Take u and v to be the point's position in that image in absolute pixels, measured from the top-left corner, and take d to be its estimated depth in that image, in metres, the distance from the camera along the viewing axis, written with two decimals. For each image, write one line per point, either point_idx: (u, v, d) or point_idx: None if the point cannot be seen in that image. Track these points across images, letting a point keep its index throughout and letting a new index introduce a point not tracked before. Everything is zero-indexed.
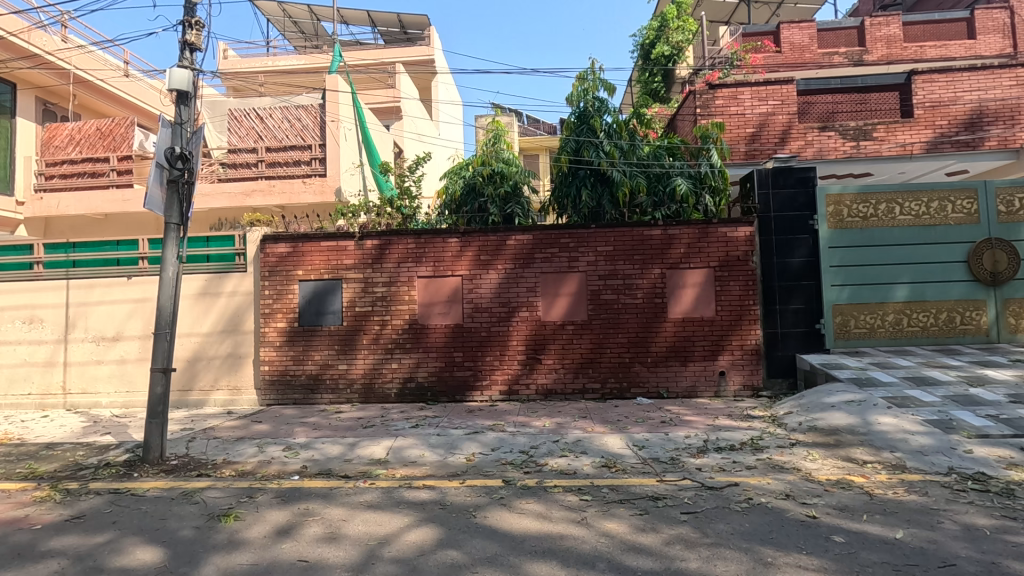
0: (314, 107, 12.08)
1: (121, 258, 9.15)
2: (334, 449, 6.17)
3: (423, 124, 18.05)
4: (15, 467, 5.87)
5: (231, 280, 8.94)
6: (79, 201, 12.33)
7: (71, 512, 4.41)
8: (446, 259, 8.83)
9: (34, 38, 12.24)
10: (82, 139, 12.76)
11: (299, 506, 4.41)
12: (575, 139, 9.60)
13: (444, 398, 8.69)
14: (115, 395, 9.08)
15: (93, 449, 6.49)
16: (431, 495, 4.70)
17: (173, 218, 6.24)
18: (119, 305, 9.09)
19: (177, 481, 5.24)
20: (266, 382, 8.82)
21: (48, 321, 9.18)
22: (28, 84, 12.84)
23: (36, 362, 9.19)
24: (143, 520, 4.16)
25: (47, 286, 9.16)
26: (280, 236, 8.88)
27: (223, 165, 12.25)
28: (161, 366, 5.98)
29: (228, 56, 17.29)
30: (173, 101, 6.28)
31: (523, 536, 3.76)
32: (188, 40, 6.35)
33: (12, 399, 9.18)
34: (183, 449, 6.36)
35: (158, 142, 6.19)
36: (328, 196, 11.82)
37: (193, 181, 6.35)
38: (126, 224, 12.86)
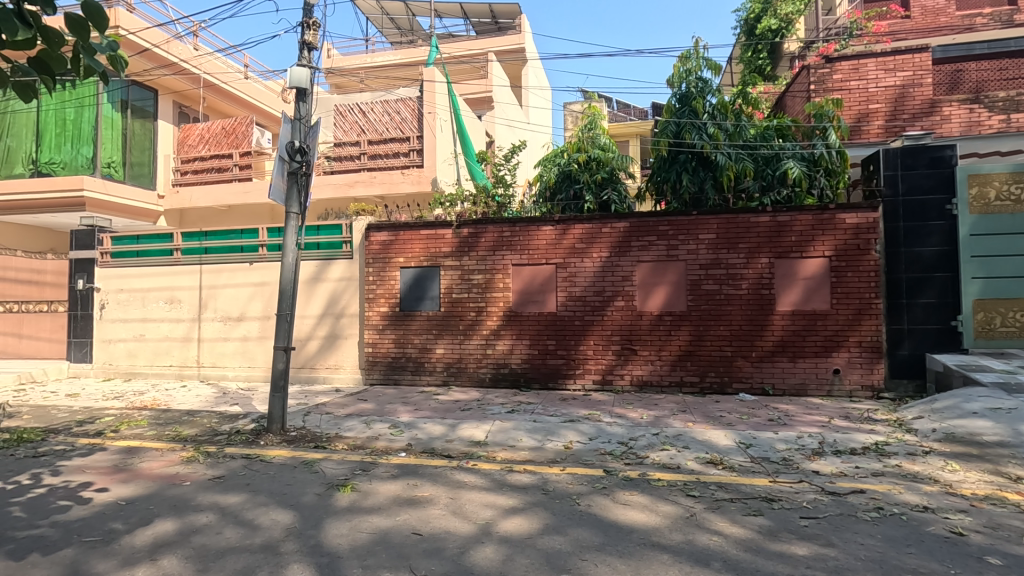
0: (412, 99, 12.57)
1: (244, 245, 10.04)
2: (435, 429, 6.41)
3: (514, 113, 18.13)
4: (164, 429, 6.65)
5: (339, 266, 9.53)
6: (207, 194, 13.70)
7: (214, 472, 4.93)
8: (541, 247, 8.84)
9: (173, 49, 13.50)
10: (210, 138, 14.07)
11: (408, 482, 4.63)
12: (676, 121, 9.17)
13: (537, 385, 8.75)
14: (239, 369, 10.00)
15: (224, 417, 7.20)
16: (533, 479, 4.76)
17: (294, 208, 6.71)
18: (243, 288, 10.00)
19: (298, 450, 5.69)
20: (370, 362, 9.32)
21: (185, 301, 10.28)
22: (168, 90, 14.25)
23: (175, 338, 10.33)
24: (273, 484, 4.56)
25: (184, 270, 10.26)
26: (383, 225, 9.33)
27: (329, 159, 13.03)
28: (283, 345, 6.47)
29: (332, 55, 18.27)
30: (293, 98, 6.72)
31: (631, 527, 3.70)
32: (307, 40, 6.76)
33: (157, 369, 10.38)
34: (301, 422, 6.89)
35: (280, 137, 6.66)
36: (425, 186, 12.21)
37: (310, 172, 6.80)
38: (246, 214, 14.16)
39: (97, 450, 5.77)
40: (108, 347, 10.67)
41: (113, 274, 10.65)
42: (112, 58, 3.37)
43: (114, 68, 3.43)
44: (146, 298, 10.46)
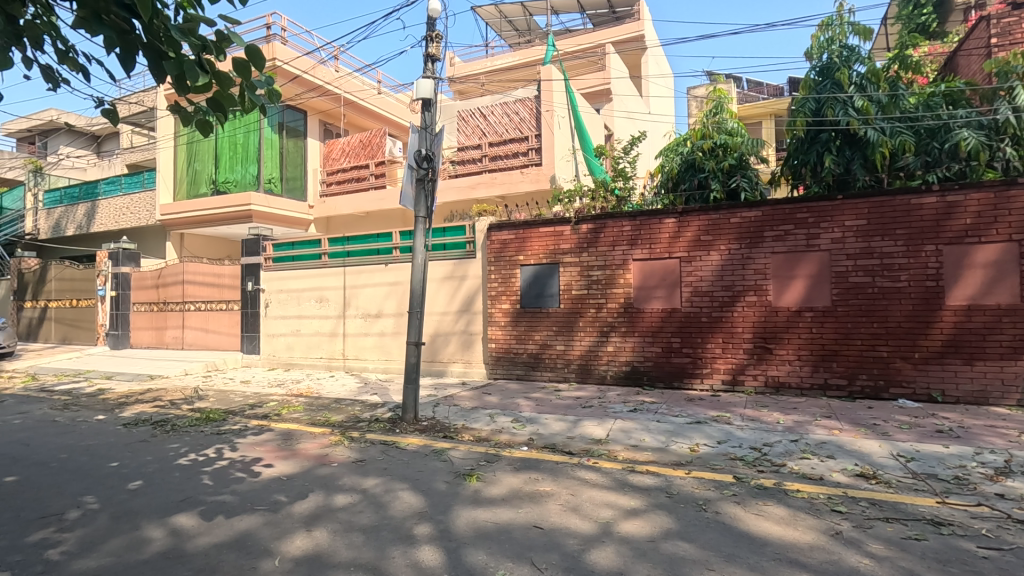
0: (530, 99, 12.77)
1: (380, 248, 10.92)
2: (557, 425, 6.48)
3: (634, 103, 17.64)
4: (318, 415, 7.48)
5: (464, 265, 9.98)
6: (349, 202, 15.09)
7: (357, 455, 5.44)
8: (663, 241, 8.53)
9: (319, 73, 15.14)
10: (350, 151, 15.44)
11: (530, 475, 4.74)
12: (815, 97, 8.26)
13: (660, 383, 8.46)
14: (378, 361, 10.92)
15: (366, 406, 7.90)
16: (657, 481, 4.62)
17: (422, 212, 7.15)
18: (379, 287, 10.89)
19: (429, 439, 6.08)
20: (494, 358, 9.67)
21: (332, 300, 11.43)
22: (315, 111, 15.93)
23: (324, 333, 11.54)
24: (407, 469, 4.93)
25: (330, 272, 11.42)
26: (504, 224, 9.61)
27: (453, 163, 13.72)
28: (414, 340, 6.94)
29: (455, 63, 19.15)
30: (420, 108, 7.15)
31: (765, 540, 3.45)
32: (430, 52, 7.16)
33: (310, 360, 11.68)
34: (431, 412, 7.35)
35: (409, 146, 7.13)
36: (544, 183, 12.33)
37: (436, 178, 7.21)
38: (381, 220, 15.28)
39: (265, 430, 6.65)
40: (271, 340, 12.22)
41: (274, 276, 12.16)
42: (269, 92, 3.85)
43: (269, 100, 3.91)
44: (301, 297, 11.80)
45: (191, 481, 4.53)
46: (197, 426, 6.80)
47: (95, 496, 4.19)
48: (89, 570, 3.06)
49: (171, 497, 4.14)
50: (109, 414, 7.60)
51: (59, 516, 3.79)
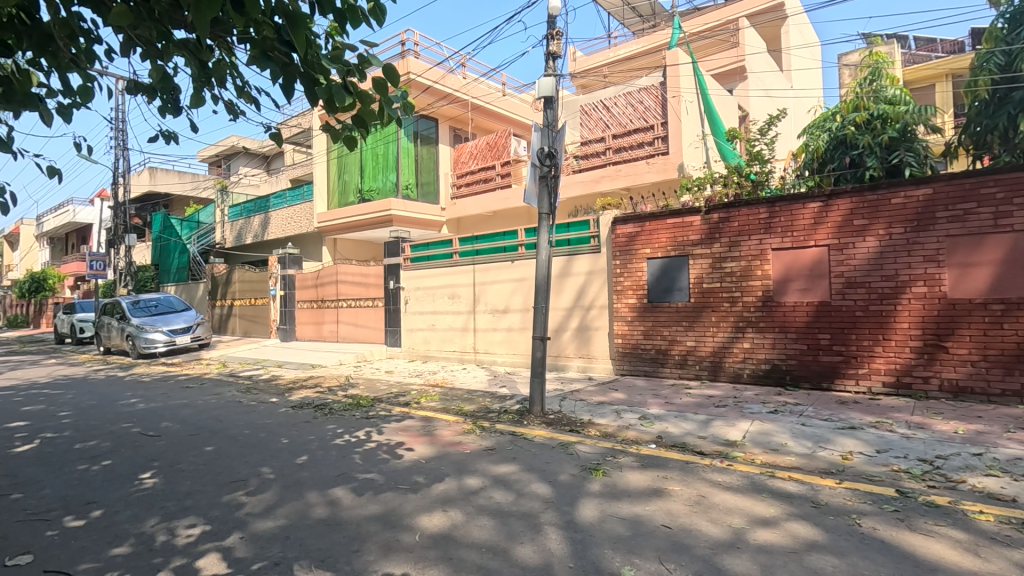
0: (655, 86, 12.34)
1: (506, 246, 11.29)
2: (687, 424, 6.22)
3: (773, 78, 16.23)
4: (452, 404, 7.95)
5: (589, 260, 9.95)
6: (477, 203, 15.80)
7: (488, 444, 5.71)
8: (806, 227, 7.77)
9: (449, 82, 15.91)
10: (478, 153, 16.07)
11: (658, 473, 4.62)
12: (1004, 49, 6.97)
13: (806, 384, 7.73)
14: (506, 355, 11.28)
15: (496, 398, 8.24)
16: (800, 488, 4.25)
17: (545, 208, 7.24)
18: (507, 284, 11.26)
19: (557, 432, 6.17)
20: (620, 353, 9.52)
21: (463, 296, 12.04)
22: (446, 118, 16.88)
23: (457, 327, 12.20)
24: (534, 460, 5.06)
25: (461, 270, 12.06)
26: (629, 217, 9.41)
27: (577, 158, 13.63)
28: (540, 334, 7.08)
29: (577, 57, 19.09)
30: (541, 107, 7.27)
31: (934, 565, 3.02)
32: (551, 50, 7.24)
33: (445, 353, 12.42)
34: (557, 406, 7.44)
35: (532, 145, 7.26)
36: (671, 173, 11.83)
37: (558, 174, 7.28)
38: (508, 218, 15.78)
39: (406, 416, 7.23)
40: (410, 334, 13.21)
41: (412, 275, 13.14)
42: (404, 105, 4.18)
43: (405, 112, 4.24)
44: (435, 294, 12.58)
45: (344, 460, 5.09)
46: (349, 410, 7.59)
47: (270, 467, 4.87)
48: (267, 529, 3.57)
49: (330, 472, 4.70)
50: (280, 398, 8.78)
51: (245, 482, 4.47)
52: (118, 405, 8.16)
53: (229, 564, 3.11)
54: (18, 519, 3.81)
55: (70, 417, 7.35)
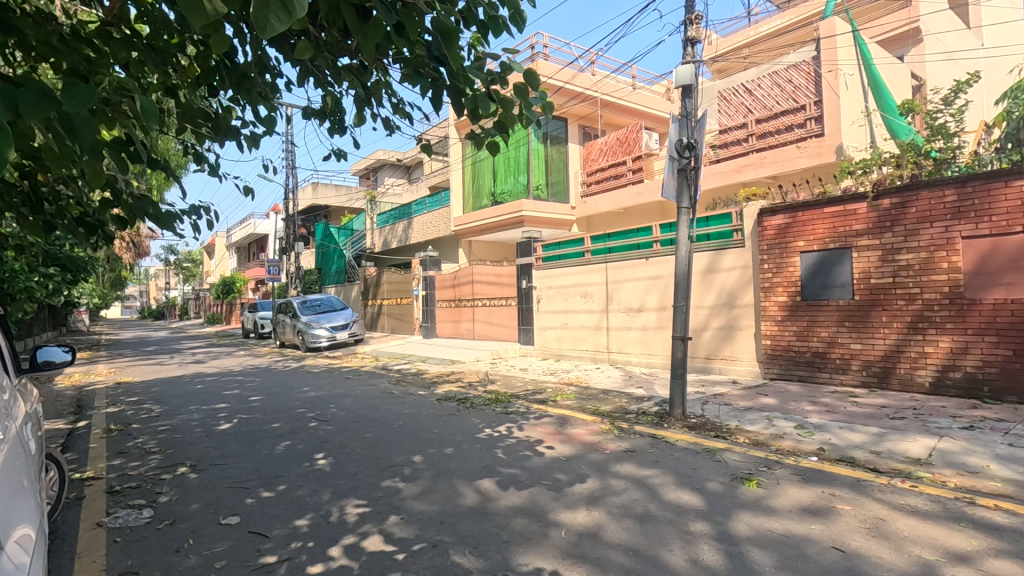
0: (807, 62, 11.20)
1: (640, 243, 11.00)
2: (855, 436, 5.55)
3: (957, 38, 13.86)
4: (588, 404, 7.93)
5: (730, 255, 9.34)
6: (607, 200, 15.58)
7: (628, 445, 5.59)
8: (1010, 209, 6.49)
9: (579, 81, 15.91)
10: (608, 150, 15.83)
11: (822, 489, 4.18)
12: None
13: (1013, 399, 6.47)
14: (641, 355, 10.97)
15: (633, 398, 8.05)
16: (1011, 521, 3.57)
17: (685, 202, 6.92)
18: (641, 282, 10.96)
19: (701, 438, 5.86)
20: (768, 355, 8.79)
21: (595, 295, 11.95)
22: (576, 117, 16.86)
23: (589, 326, 12.13)
24: (678, 465, 4.86)
25: (593, 269, 11.98)
26: (778, 208, 8.65)
27: (715, 148, 12.97)
28: (681, 334, 6.78)
29: (714, 40, 18.01)
30: (680, 97, 6.96)
31: None
32: (690, 36, 6.89)
33: (578, 352, 12.41)
34: (700, 410, 7.07)
35: (669, 137, 6.97)
36: (826, 156, 10.67)
37: (698, 166, 6.90)
38: (640, 213, 15.36)
39: (544, 414, 7.35)
40: (543, 333, 13.40)
41: (544, 275, 13.36)
42: (543, 107, 4.26)
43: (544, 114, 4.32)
44: (567, 293, 12.65)
45: (488, 453, 5.31)
46: (489, 405, 7.92)
47: (421, 455, 5.24)
48: (424, 513, 3.85)
49: (475, 464, 4.93)
50: (427, 391, 9.43)
51: (401, 468, 4.87)
52: (294, 392, 9.37)
53: (393, 543, 3.39)
54: (226, 486, 4.53)
55: (259, 401, 8.60)
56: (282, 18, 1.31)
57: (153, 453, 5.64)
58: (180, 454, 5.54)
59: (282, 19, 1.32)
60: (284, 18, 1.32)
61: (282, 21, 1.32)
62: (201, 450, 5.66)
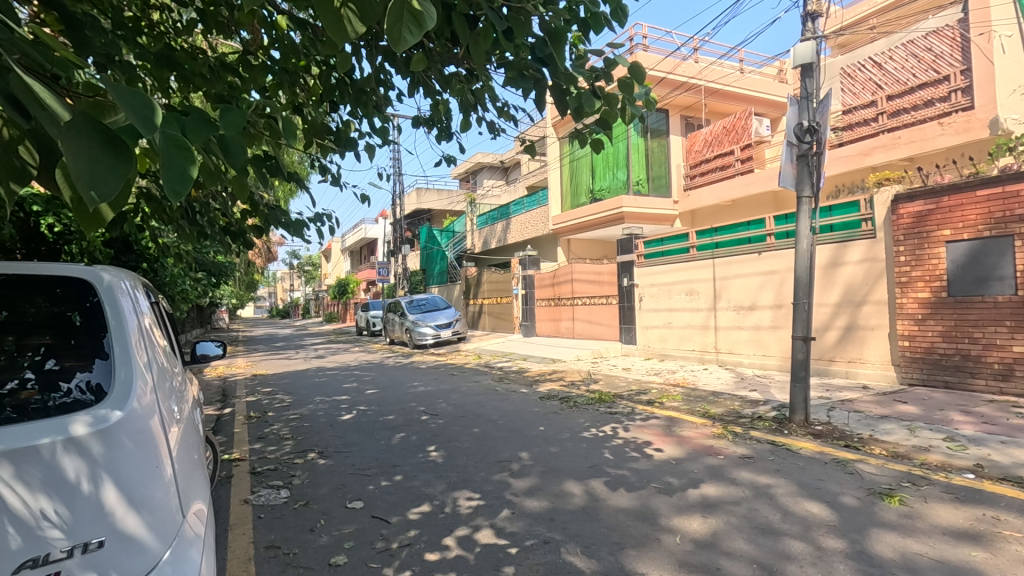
0: (950, 27, 9.94)
1: (752, 237, 10.36)
2: (1022, 452, 4.81)
3: None
4: (697, 406, 7.59)
5: (857, 247, 8.51)
6: (713, 192, 14.79)
7: (744, 451, 5.28)
8: None
9: (682, 70, 15.30)
10: (714, 140, 15.06)
11: (981, 511, 3.67)
12: None
13: None
14: (754, 356, 10.28)
15: (747, 402, 7.58)
16: None
17: (806, 191, 6.39)
18: (753, 278, 10.28)
19: (828, 447, 5.38)
20: (906, 359, 7.86)
21: (702, 292, 11.40)
22: (678, 107, 16.19)
23: (696, 325, 11.59)
24: (804, 475, 4.50)
25: (699, 265, 11.45)
26: (917, 193, 7.72)
27: (838, 131, 12.01)
28: (802, 334, 6.27)
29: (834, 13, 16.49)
30: (798, 77, 6.44)
31: None
32: (810, 10, 6.32)
33: (683, 352, 11.89)
34: (825, 416, 6.50)
35: (788, 121, 6.46)
36: (977, 132, 9.35)
37: (822, 151, 6.33)
38: (750, 205, 14.49)
39: (651, 415, 7.14)
40: (646, 332, 13.02)
41: (646, 272, 13.00)
42: (647, 101, 4.14)
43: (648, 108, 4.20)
44: (671, 290, 12.21)
45: (595, 453, 5.26)
46: (593, 405, 7.85)
47: (529, 452, 5.31)
48: (533, 509, 3.89)
49: (582, 463, 4.90)
50: (529, 389, 9.53)
51: (509, 463, 4.96)
52: (405, 387, 9.90)
53: (505, 537, 3.46)
54: (350, 473, 4.88)
55: (374, 394, 9.19)
56: (414, 31, 1.39)
57: (287, 439, 6.22)
58: (309, 441, 6.05)
59: (414, 32, 1.40)
60: (416, 32, 1.40)
61: (414, 34, 1.40)
62: (327, 438, 6.14)
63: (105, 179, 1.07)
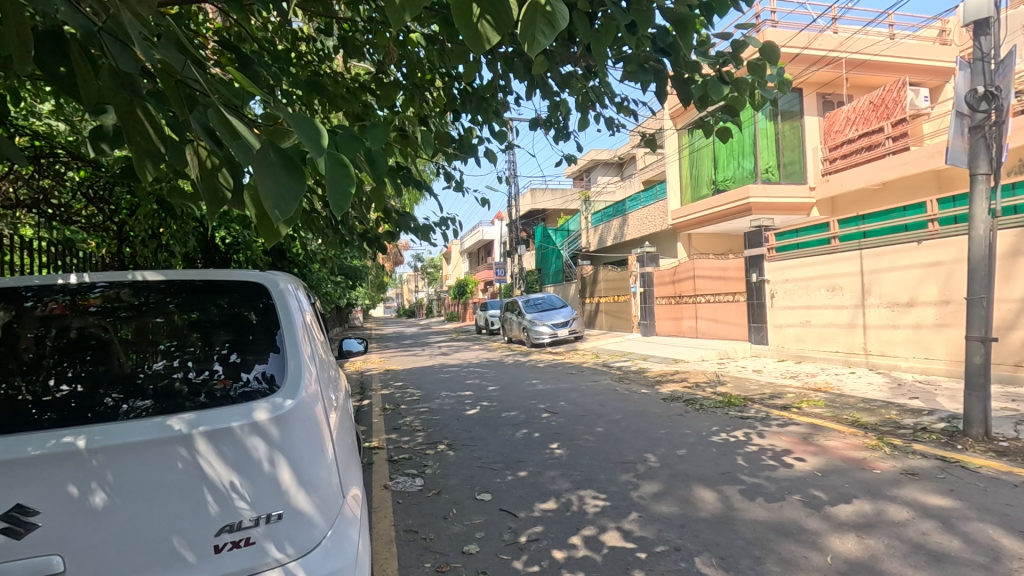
0: None
1: (909, 224, 9.14)
2: None
3: None
4: (844, 413, 6.85)
5: None
6: (857, 176, 13.26)
7: (906, 467, 4.66)
8: None
9: (819, 44, 13.92)
10: (857, 117, 13.54)
11: None
12: None
13: None
14: (913, 360, 9.06)
15: (906, 411, 6.70)
16: None
17: (981, 167, 5.48)
18: (911, 270, 9.06)
19: (1017, 467, 4.58)
20: None
21: (847, 288, 10.29)
22: (814, 85, 14.74)
23: (839, 324, 10.48)
24: (986, 498, 3.87)
25: (843, 257, 10.35)
26: None
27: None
28: (979, 335, 5.40)
29: None
30: (970, 37, 5.55)
31: None
32: None
33: (824, 353, 10.80)
34: (1012, 431, 5.53)
35: (957, 88, 5.59)
36: None
37: (1003, 120, 5.39)
38: (905, 187, 12.86)
39: (789, 421, 6.57)
40: (780, 332, 12.03)
41: (778, 266, 12.02)
42: (781, 83, 3.84)
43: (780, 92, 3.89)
44: (809, 286, 11.18)
45: (727, 459, 4.96)
46: (721, 408, 7.42)
47: (655, 454, 5.15)
48: (662, 514, 3.77)
49: (713, 469, 4.65)
50: (651, 389, 9.25)
51: (634, 465, 4.85)
52: (525, 385, 10.09)
53: (634, 541, 3.38)
54: (478, 465, 5.08)
55: (496, 391, 9.49)
56: (547, 32, 1.41)
57: (419, 431, 6.63)
58: (439, 433, 6.39)
59: (547, 33, 1.41)
60: (548, 33, 1.42)
61: (547, 36, 1.41)
62: (455, 432, 6.45)
63: (287, 196, 1.23)
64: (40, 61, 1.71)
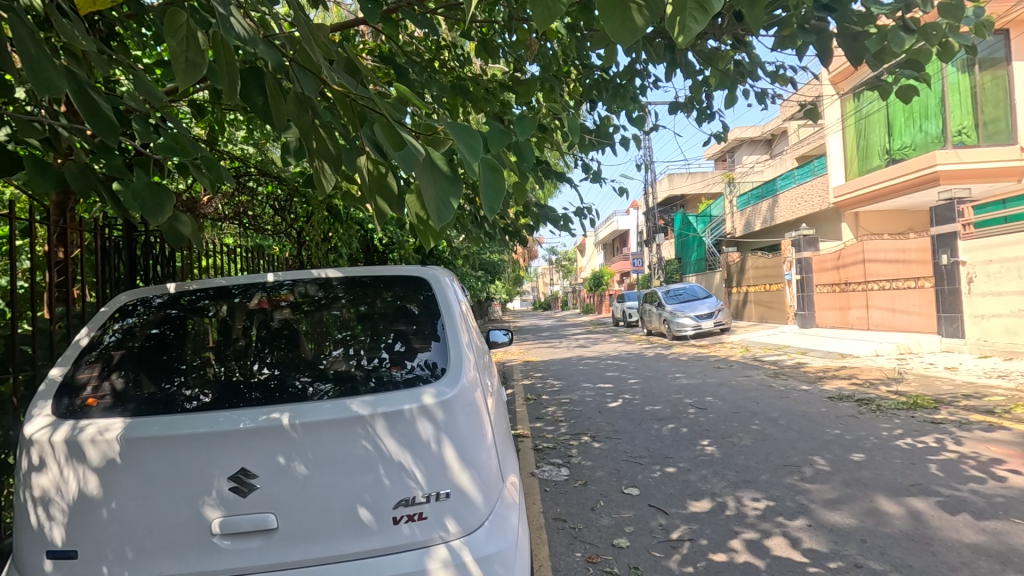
0: None
1: None
2: None
3: None
4: None
5: None
6: None
7: None
8: None
9: None
10: None
11: None
12: None
13: None
14: None
15: None
16: None
17: None
18: None
19: None
20: None
21: None
22: None
23: None
24: None
25: None
26: None
27: None
28: None
29: None
30: None
31: None
32: None
33: None
34: None
35: None
36: None
37: None
38: None
39: (996, 427, 5.51)
40: (982, 323, 10.15)
41: (979, 246, 10.18)
42: (978, 26, 3.21)
43: (980, 36, 3.25)
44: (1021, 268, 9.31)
45: (917, 467, 4.29)
46: (904, 410, 6.44)
47: (823, 457, 4.64)
48: (838, 524, 3.38)
49: (900, 479, 4.04)
50: (813, 387, 8.33)
51: (799, 468, 4.41)
52: (668, 379, 9.70)
53: (804, 553, 3.07)
54: (624, 459, 4.98)
55: (638, 384, 9.25)
56: (698, 18, 1.08)
57: (561, 421, 6.71)
58: (582, 425, 6.40)
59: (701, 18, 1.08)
60: (701, 19, 1.09)
61: (699, 22, 1.08)
62: (598, 424, 6.41)
63: (445, 204, 1.35)
64: (244, 94, 2.00)
